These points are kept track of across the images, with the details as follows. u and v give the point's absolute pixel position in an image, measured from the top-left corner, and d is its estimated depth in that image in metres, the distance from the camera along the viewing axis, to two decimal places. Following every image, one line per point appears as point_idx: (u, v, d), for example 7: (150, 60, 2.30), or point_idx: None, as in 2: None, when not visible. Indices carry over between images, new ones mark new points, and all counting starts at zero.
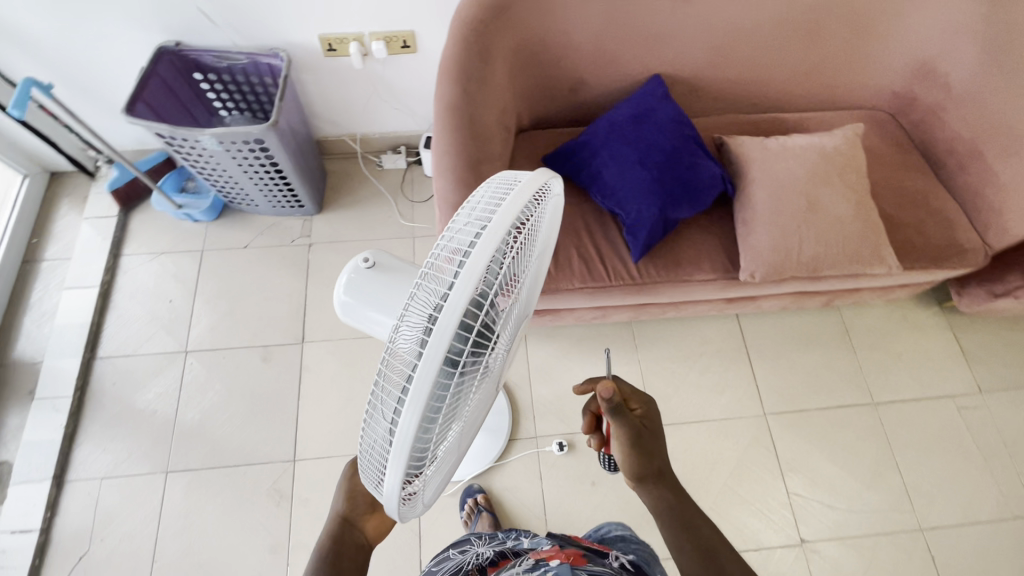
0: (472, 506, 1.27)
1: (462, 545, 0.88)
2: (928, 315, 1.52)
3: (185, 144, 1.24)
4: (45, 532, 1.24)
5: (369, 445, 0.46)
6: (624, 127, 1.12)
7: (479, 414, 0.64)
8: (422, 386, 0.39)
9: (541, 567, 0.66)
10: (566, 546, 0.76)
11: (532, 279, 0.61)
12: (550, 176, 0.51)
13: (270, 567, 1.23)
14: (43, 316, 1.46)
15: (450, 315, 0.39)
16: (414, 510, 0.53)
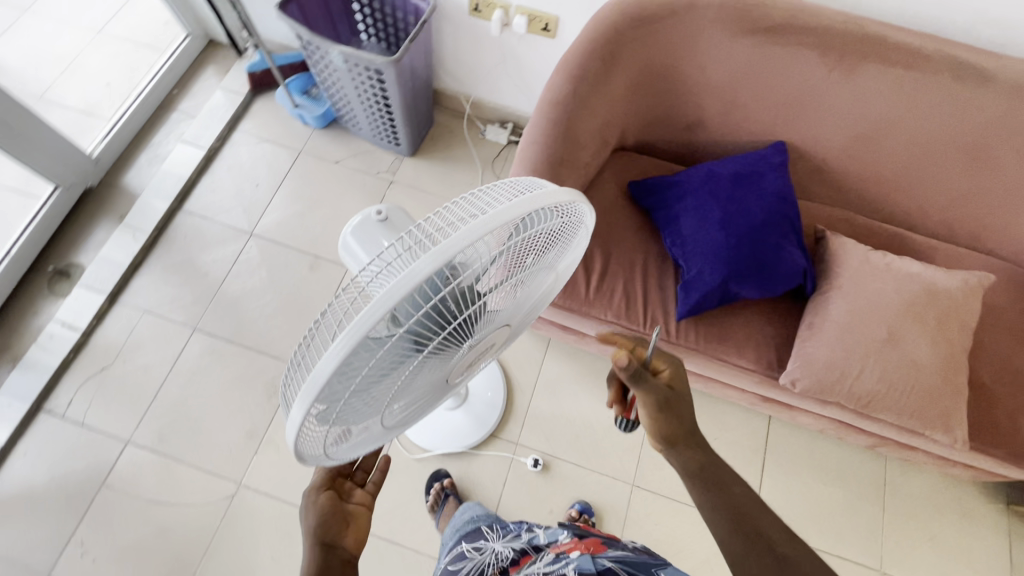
0: (439, 491, 1.27)
1: (475, 543, 0.94)
2: (987, 509, 1.32)
3: (317, 52, 1.33)
4: (86, 334, 1.43)
5: (303, 364, 0.48)
6: (721, 183, 1.05)
7: (432, 390, 0.65)
8: (355, 332, 0.41)
9: (563, 560, 0.72)
10: (583, 533, 0.81)
11: (531, 287, 0.61)
12: (577, 197, 0.50)
13: (242, 447, 1.34)
14: (156, 157, 1.64)
15: (406, 281, 0.40)
16: (325, 444, 0.55)
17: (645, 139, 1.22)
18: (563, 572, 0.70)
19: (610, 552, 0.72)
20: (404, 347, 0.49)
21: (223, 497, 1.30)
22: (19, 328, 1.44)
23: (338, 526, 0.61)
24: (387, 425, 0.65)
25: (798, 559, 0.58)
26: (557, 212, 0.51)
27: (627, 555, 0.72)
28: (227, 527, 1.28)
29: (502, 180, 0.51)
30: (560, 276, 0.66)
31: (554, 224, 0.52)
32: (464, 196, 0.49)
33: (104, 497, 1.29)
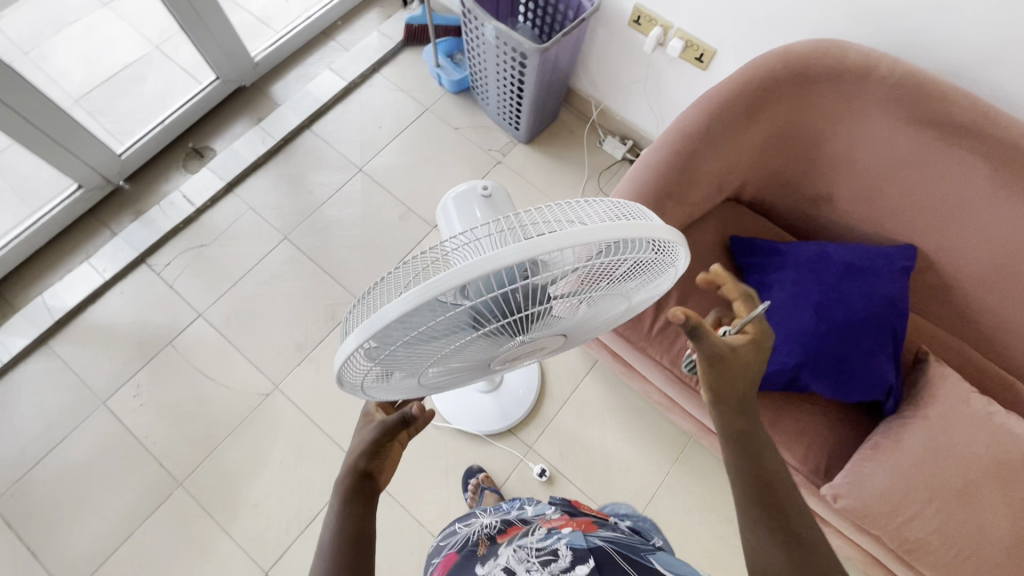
0: (475, 485, 1.29)
1: (468, 519, 0.93)
2: None
3: (473, 22, 1.38)
4: (197, 211, 1.59)
5: (369, 301, 0.51)
6: (829, 267, 0.98)
7: (470, 369, 0.67)
8: (427, 291, 0.43)
9: (556, 534, 0.71)
10: (575, 517, 0.81)
11: (598, 309, 0.61)
12: (677, 239, 0.50)
13: (289, 355, 1.45)
14: (305, 76, 1.78)
15: (489, 261, 0.42)
16: (360, 380, 0.58)
17: (765, 198, 1.15)
18: (555, 545, 0.67)
19: (602, 531, 0.73)
20: (462, 321, 0.50)
21: (258, 392, 1.41)
22: (150, 187, 1.63)
23: (381, 467, 0.65)
24: (419, 385, 0.68)
25: (817, 545, 0.53)
26: (652, 246, 0.50)
27: (618, 538, 0.71)
28: (253, 419, 1.39)
29: (610, 199, 0.52)
30: (630, 307, 0.65)
31: (644, 257, 0.51)
32: (568, 201, 0.50)
33: (167, 353, 1.44)
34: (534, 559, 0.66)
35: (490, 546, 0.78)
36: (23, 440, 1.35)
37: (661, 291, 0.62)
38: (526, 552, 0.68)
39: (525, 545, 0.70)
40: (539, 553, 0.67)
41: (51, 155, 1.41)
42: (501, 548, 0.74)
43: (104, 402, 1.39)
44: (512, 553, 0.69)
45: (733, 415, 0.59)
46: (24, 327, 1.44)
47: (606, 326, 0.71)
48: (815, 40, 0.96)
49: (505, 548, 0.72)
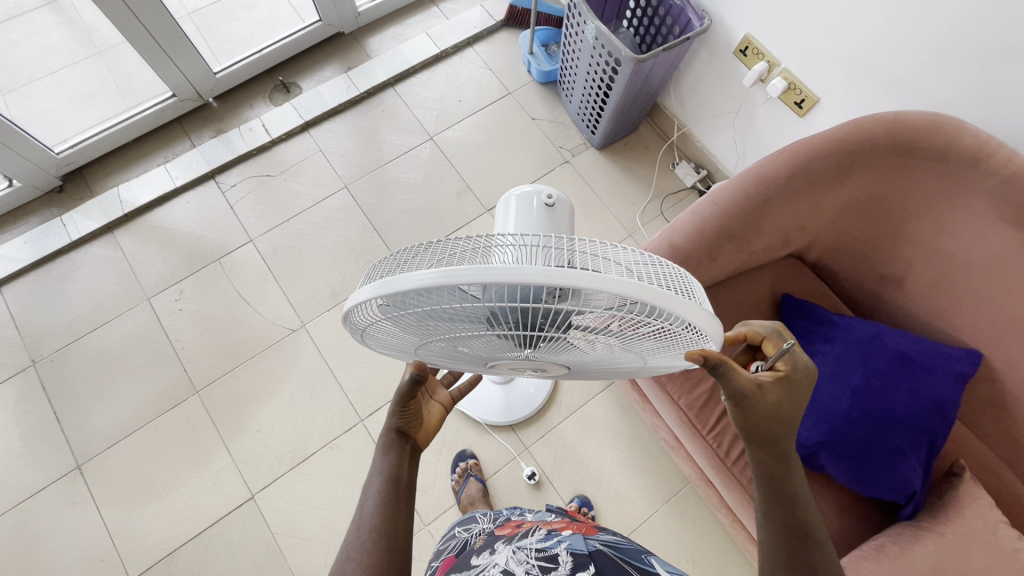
0: (462, 470, 1.31)
1: (468, 525, 0.96)
2: None
3: (577, 18, 1.36)
4: (271, 142, 1.65)
5: (400, 259, 0.51)
6: (881, 353, 0.92)
7: (474, 360, 0.67)
8: (451, 277, 0.43)
9: (556, 535, 0.72)
10: (579, 521, 0.82)
11: (612, 357, 0.59)
12: (709, 331, 0.47)
13: (323, 298, 1.50)
14: (401, 36, 1.81)
15: (520, 273, 0.42)
16: (367, 327, 0.59)
17: (832, 263, 1.09)
18: (554, 548, 0.69)
19: (603, 534, 0.74)
20: (475, 316, 0.50)
21: (286, 325, 1.47)
22: (235, 110, 1.71)
23: (412, 422, 0.69)
24: (421, 355, 0.69)
25: None
26: (686, 325, 0.48)
27: (619, 541, 0.72)
28: (275, 350, 1.45)
29: (668, 262, 0.50)
30: (648, 366, 0.63)
31: (674, 332, 0.50)
32: (624, 246, 0.49)
33: (213, 269, 1.52)
34: (533, 561, 0.67)
35: (488, 542, 0.80)
36: (72, 315, 1.46)
37: (679, 364, 0.60)
38: (525, 554, 0.69)
39: (525, 546, 0.71)
40: (539, 555, 0.68)
41: (153, 59, 1.48)
42: (501, 545, 0.75)
43: (148, 299, 1.48)
44: (511, 555, 0.70)
45: (765, 459, 0.59)
46: (96, 212, 1.55)
47: (616, 372, 0.69)
48: (933, 114, 0.89)
49: (505, 547, 0.73)
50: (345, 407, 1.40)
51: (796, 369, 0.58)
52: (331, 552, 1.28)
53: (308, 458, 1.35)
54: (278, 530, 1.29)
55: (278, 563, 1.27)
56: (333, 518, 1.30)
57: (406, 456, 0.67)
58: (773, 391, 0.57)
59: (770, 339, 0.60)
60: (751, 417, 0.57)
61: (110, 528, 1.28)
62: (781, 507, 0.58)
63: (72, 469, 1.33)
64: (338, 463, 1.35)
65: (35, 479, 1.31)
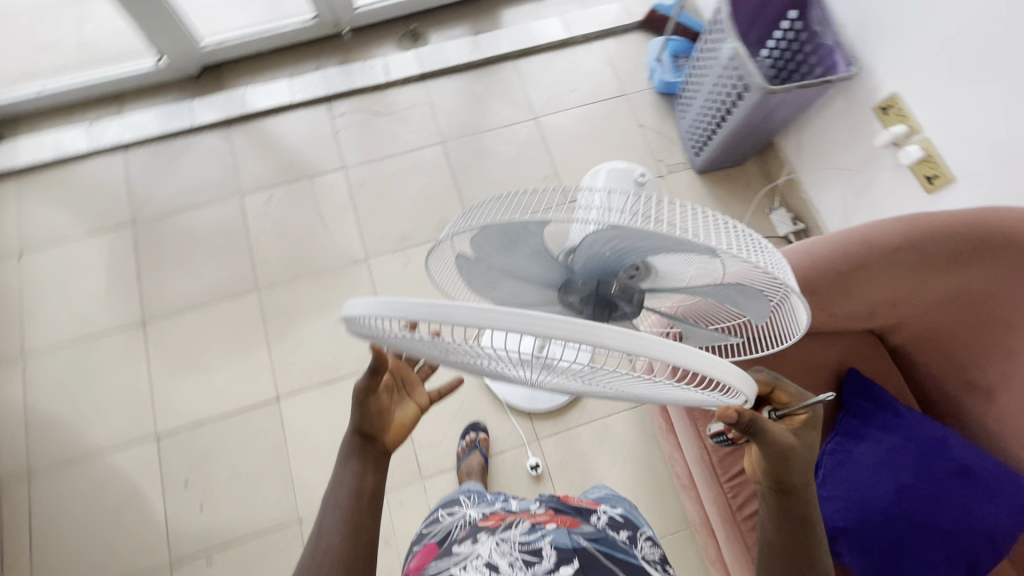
0: (471, 440, 1.32)
1: (451, 509, 0.99)
2: None
3: (715, 36, 1.32)
4: (388, 83, 1.72)
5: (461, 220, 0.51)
6: (941, 459, 0.84)
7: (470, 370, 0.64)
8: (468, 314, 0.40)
9: (541, 530, 0.81)
10: (559, 512, 0.89)
11: (616, 388, 0.58)
12: (740, 382, 0.47)
13: (392, 240, 1.55)
14: (536, 13, 1.83)
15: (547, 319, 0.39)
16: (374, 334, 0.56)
17: (915, 354, 0.98)
18: (539, 543, 0.77)
19: (586, 528, 0.84)
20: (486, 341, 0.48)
21: (351, 255, 1.54)
22: (364, 45, 1.79)
23: (377, 425, 0.69)
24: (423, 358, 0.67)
25: None
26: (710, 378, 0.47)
27: (600, 533, 0.83)
28: (335, 274, 1.52)
29: (756, 234, 0.50)
30: (650, 399, 0.62)
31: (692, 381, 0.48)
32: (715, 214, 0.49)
33: (304, 184, 1.61)
34: (518, 554, 0.76)
35: (471, 532, 0.85)
36: (175, 189, 1.60)
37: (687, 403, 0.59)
38: (512, 544, 0.77)
39: (509, 538, 0.79)
40: (522, 548, 0.76)
41: None
42: (484, 534, 0.82)
43: (240, 195, 1.60)
44: (496, 547, 0.78)
45: (796, 501, 0.63)
46: (220, 105, 1.68)
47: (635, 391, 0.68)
48: None
49: (491, 537, 0.80)
50: None
51: (811, 416, 0.65)
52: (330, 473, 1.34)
53: (335, 380, 1.42)
54: (290, 436, 1.37)
55: (282, 465, 1.35)
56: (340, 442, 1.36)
57: (368, 459, 0.67)
58: (809, 436, 0.64)
59: (781, 385, 0.67)
60: (794, 470, 0.61)
61: (153, 383, 1.41)
62: (802, 544, 0.62)
63: (137, 322, 1.46)
64: None
65: (106, 321, 1.46)
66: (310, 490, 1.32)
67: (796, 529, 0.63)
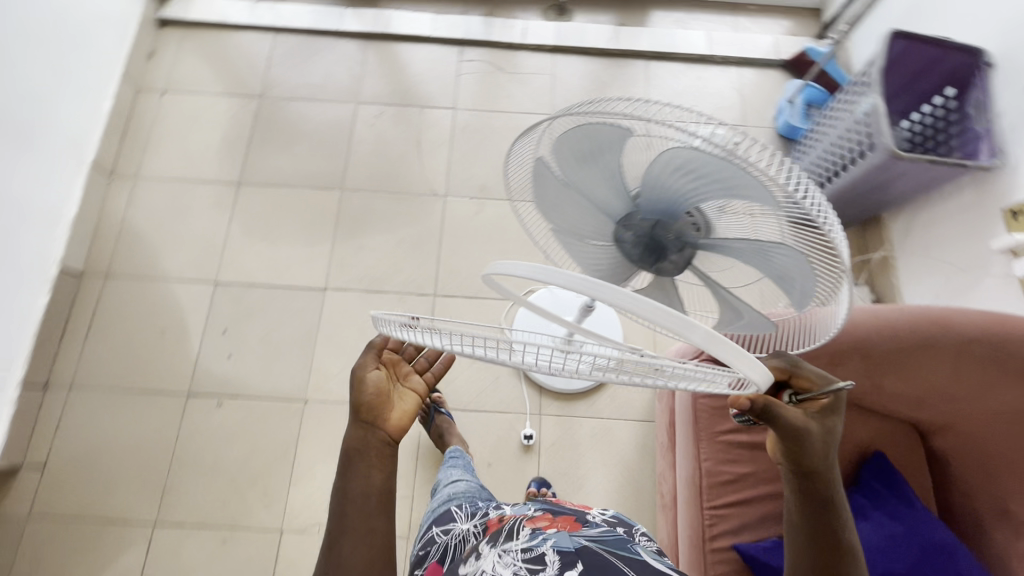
0: (432, 405, 1.32)
1: (445, 522, 1.01)
2: None
3: (859, 89, 1.26)
4: (519, 45, 1.77)
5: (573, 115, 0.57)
6: (945, 563, 0.80)
7: None
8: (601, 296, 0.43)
9: (542, 536, 0.84)
10: (557, 514, 0.95)
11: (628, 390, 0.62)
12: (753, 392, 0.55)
13: (473, 186, 1.61)
14: (683, 24, 1.82)
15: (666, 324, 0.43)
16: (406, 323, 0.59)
17: (950, 462, 0.92)
18: (540, 549, 0.81)
19: (587, 530, 0.89)
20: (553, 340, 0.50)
21: (431, 188, 1.61)
22: (512, 5, 1.85)
23: (372, 417, 0.70)
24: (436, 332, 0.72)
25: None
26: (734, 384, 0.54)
27: (601, 534, 0.88)
28: (412, 199, 1.60)
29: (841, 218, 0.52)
30: None
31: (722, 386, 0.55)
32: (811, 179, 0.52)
33: (414, 112, 1.70)
34: (520, 563, 0.79)
35: (474, 549, 0.88)
36: (304, 81, 1.74)
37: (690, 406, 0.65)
38: (512, 556, 0.80)
39: (512, 548, 0.82)
40: (524, 557, 0.80)
41: None
42: (485, 548, 0.85)
43: (356, 103, 1.71)
44: (498, 558, 0.81)
45: (821, 485, 0.64)
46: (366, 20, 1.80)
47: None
48: None
49: (494, 550, 0.83)
50: (430, 276, 1.51)
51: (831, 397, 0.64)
52: (346, 371, 1.42)
53: (378, 293, 1.49)
54: (323, 325, 1.46)
55: (307, 347, 1.44)
56: (364, 347, 1.44)
57: (370, 452, 0.69)
58: (829, 418, 0.64)
59: (798, 369, 0.66)
60: (818, 449, 0.63)
61: (227, 239, 1.55)
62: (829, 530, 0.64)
63: (234, 183, 1.61)
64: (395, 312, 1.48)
65: (210, 173, 1.62)
66: (324, 379, 1.41)
67: (819, 507, 0.64)
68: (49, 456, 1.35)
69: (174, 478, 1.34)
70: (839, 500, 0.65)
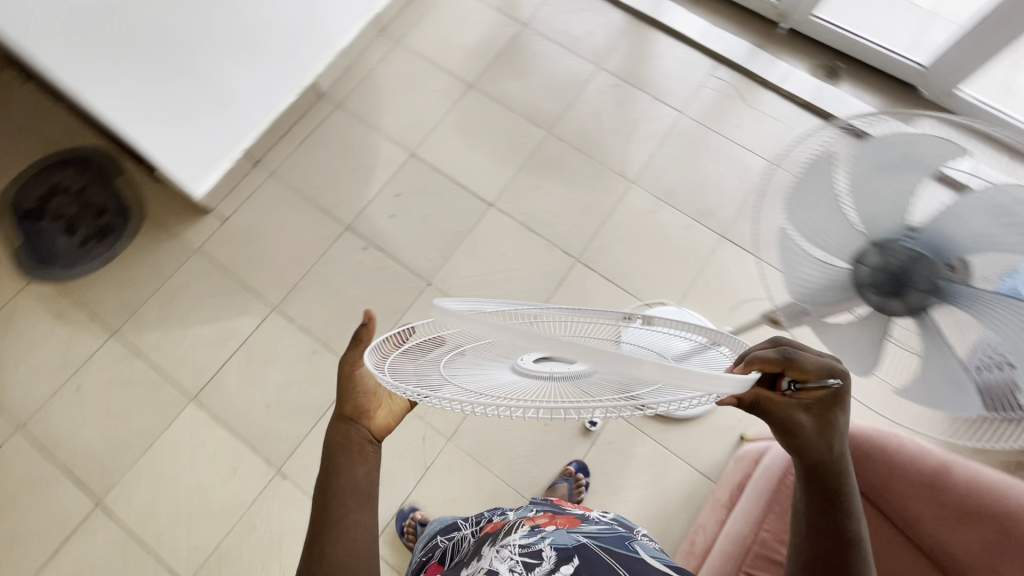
0: (411, 525, 1.28)
1: (450, 530, 1.10)
2: None
3: None
4: (773, 87, 1.74)
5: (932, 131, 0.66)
6: None
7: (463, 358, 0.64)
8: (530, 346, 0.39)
9: (540, 533, 0.88)
10: (559, 513, 0.99)
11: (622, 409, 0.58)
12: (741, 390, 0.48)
13: (662, 187, 1.63)
14: None
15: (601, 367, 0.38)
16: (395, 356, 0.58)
17: None
18: (537, 546, 0.86)
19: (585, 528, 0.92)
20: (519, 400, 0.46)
21: (624, 171, 1.65)
22: (786, 46, 1.80)
23: (357, 411, 0.71)
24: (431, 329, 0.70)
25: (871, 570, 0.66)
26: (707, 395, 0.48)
27: (598, 532, 0.91)
28: (602, 170, 1.65)
29: None
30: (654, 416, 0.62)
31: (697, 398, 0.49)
32: None
33: (644, 99, 1.75)
34: (517, 558, 0.83)
35: (474, 547, 0.95)
36: (566, 27, 1.83)
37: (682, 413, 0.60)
38: (511, 549, 0.85)
39: (509, 544, 0.87)
40: (522, 551, 0.84)
41: None
42: (488, 547, 0.91)
43: (599, 67, 1.78)
44: (497, 553, 0.86)
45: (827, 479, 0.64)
46: None
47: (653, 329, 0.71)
48: None
49: (493, 545, 0.89)
50: (581, 242, 1.57)
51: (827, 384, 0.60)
52: (472, 279, 1.54)
53: (531, 234, 1.58)
54: (474, 234, 1.58)
55: (453, 244, 1.57)
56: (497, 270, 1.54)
57: (353, 447, 0.69)
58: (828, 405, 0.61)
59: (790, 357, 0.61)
60: (821, 443, 0.62)
61: (437, 125, 1.71)
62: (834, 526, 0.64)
63: (467, 83, 1.76)
64: (537, 256, 1.56)
65: (453, 66, 1.78)
66: (452, 276, 1.54)
67: (827, 500, 0.63)
68: (229, 215, 1.61)
69: (303, 285, 1.54)
70: (848, 492, 0.64)
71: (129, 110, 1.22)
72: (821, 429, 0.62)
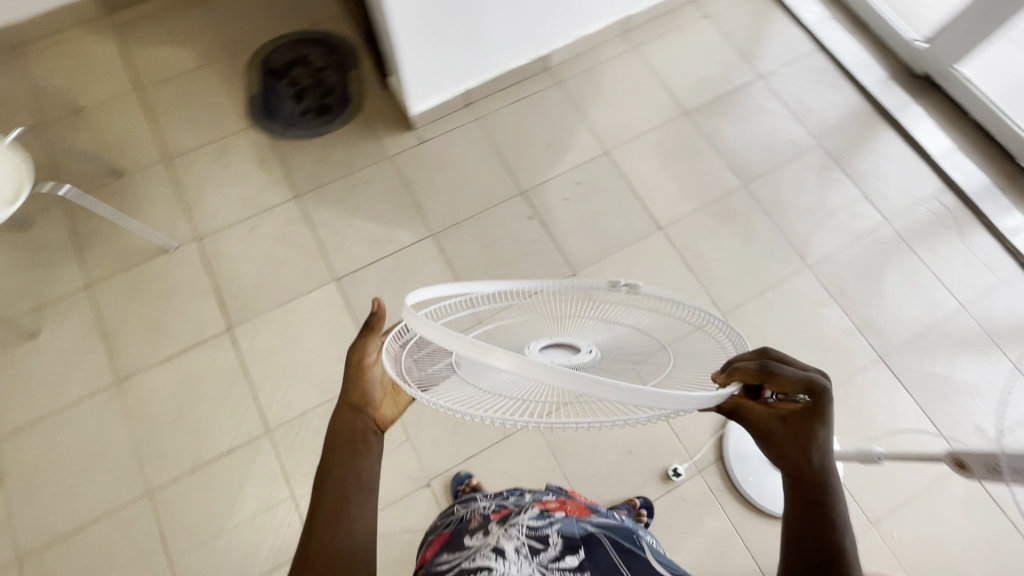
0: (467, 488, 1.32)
1: (470, 501, 1.13)
2: None
3: None
4: (998, 234, 1.59)
5: None
6: None
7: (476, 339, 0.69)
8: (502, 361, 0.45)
9: (550, 520, 0.93)
10: (569, 503, 1.05)
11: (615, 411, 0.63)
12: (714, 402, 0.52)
13: (838, 283, 1.55)
14: None
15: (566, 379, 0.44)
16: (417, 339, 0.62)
17: None
18: (545, 531, 0.89)
19: (592, 519, 0.97)
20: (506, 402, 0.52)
21: (804, 251, 1.59)
22: None
23: (360, 402, 0.77)
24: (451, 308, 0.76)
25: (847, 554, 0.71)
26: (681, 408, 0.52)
27: (609, 524, 0.97)
28: (783, 241, 1.60)
29: None
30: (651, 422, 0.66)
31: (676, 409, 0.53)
32: None
33: (854, 191, 1.66)
34: (524, 539, 0.86)
35: (483, 522, 0.98)
36: (801, 94, 1.79)
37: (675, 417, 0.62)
38: (520, 530, 0.88)
39: (518, 524, 0.90)
40: (531, 534, 0.87)
41: None
42: (495, 527, 0.92)
43: (819, 144, 1.72)
44: (505, 532, 0.88)
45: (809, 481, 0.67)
46: (896, 97, 1.76)
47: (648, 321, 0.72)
48: None
49: (501, 524, 0.91)
50: (734, 300, 1.53)
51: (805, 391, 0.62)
52: None
53: (688, 271, 1.56)
54: (634, 248, 1.59)
55: (611, 248, 1.59)
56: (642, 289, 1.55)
57: (357, 439, 0.75)
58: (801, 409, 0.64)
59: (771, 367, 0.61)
60: (793, 449, 0.67)
61: (640, 135, 1.74)
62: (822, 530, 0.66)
63: (683, 109, 1.77)
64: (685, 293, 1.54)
65: (676, 89, 1.80)
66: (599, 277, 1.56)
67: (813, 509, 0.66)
68: (427, 139, 1.73)
69: (463, 225, 1.63)
70: (834, 505, 0.66)
71: (414, 8, 1.31)
72: (802, 441, 0.66)
